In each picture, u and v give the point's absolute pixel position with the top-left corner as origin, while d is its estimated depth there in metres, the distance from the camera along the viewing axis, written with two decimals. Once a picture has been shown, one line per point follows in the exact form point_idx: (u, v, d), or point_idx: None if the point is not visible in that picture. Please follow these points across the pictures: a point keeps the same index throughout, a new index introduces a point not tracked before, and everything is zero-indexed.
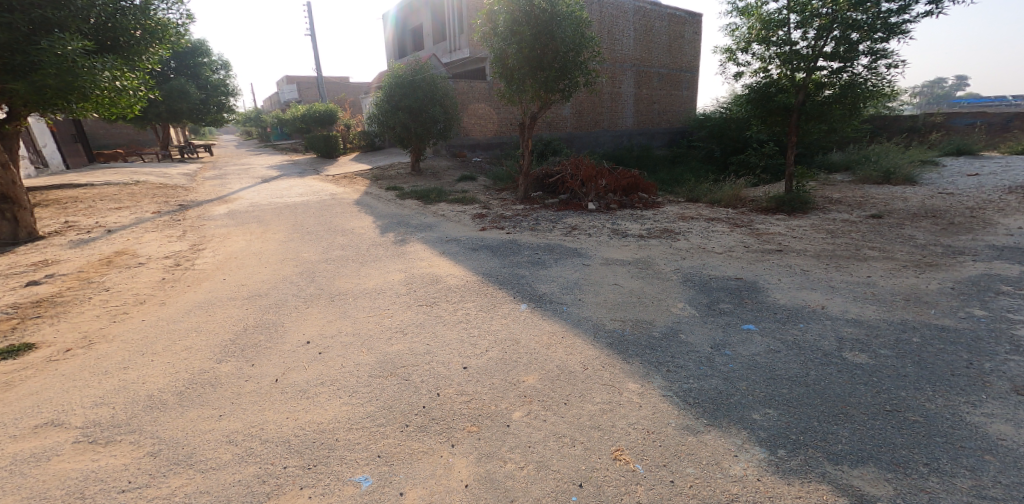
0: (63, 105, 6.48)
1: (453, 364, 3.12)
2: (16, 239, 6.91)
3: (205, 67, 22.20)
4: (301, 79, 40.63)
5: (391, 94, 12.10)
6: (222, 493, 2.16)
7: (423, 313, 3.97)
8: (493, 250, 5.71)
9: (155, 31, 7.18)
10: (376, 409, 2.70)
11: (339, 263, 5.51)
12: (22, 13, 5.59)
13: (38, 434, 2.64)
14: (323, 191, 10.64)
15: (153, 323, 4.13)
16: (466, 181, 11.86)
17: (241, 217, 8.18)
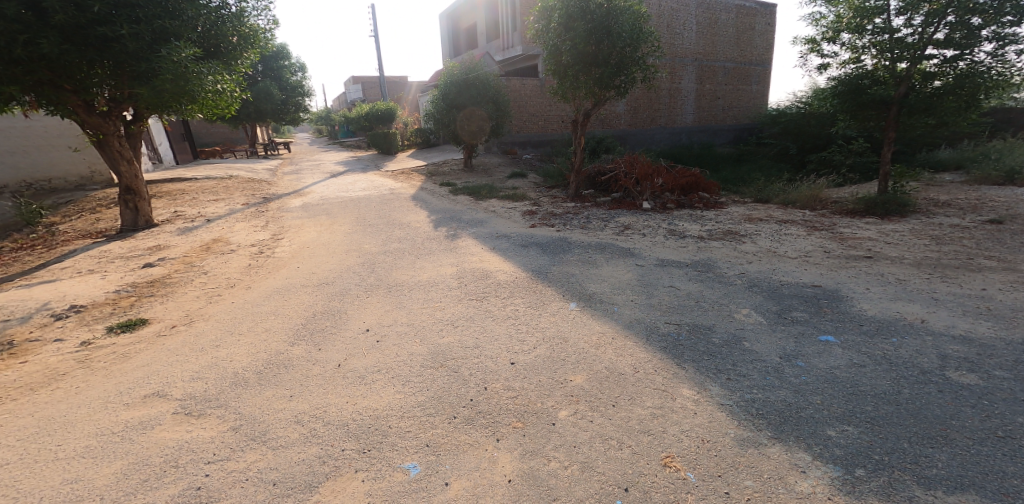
0: (177, 107, 7.20)
1: (500, 359, 3.15)
2: (136, 226, 7.82)
3: (286, 69, 23.69)
4: (365, 79, 42.40)
5: (445, 93, 12.35)
6: (288, 470, 2.29)
7: (474, 307, 4.03)
8: (542, 247, 5.70)
9: (250, 37, 7.70)
10: (427, 399, 2.78)
11: (397, 256, 5.72)
12: (146, 24, 6.08)
13: (147, 403, 2.94)
14: (384, 186, 11.06)
15: (239, 306, 4.50)
16: (518, 178, 11.91)
17: (312, 210, 8.67)
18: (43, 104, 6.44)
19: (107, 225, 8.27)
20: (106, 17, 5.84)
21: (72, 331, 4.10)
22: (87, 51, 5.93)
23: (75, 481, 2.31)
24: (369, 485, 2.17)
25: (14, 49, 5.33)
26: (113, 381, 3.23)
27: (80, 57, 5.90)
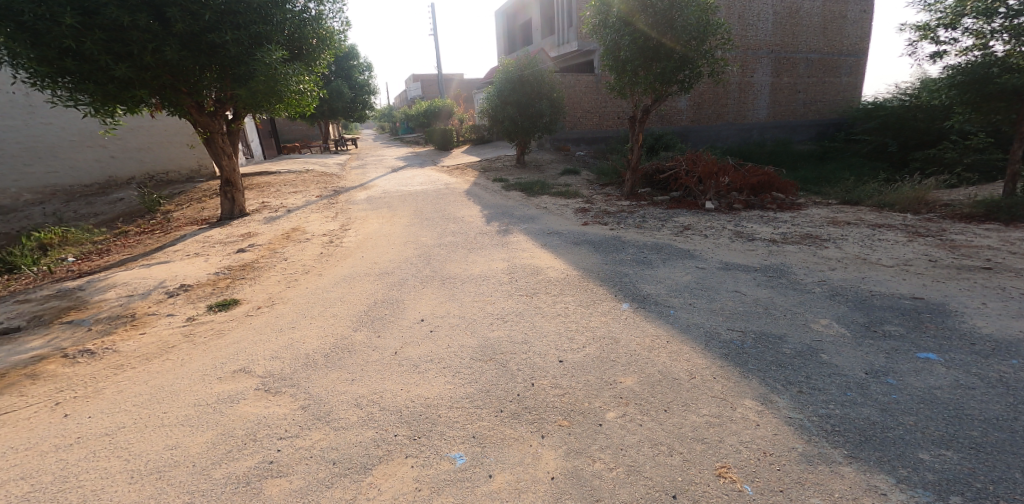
0: (266, 106, 7.71)
1: (548, 356, 3.15)
2: (233, 215, 8.46)
3: (354, 69, 24.84)
4: (426, 77, 43.47)
5: (499, 89, 12.43)
6: (346, 451, 2.40)
7: (523, 303, 4.05)
8: (595, 245, 5.63)
9: (327, 38, 8.12)
10: (475, 391, 2.83)
11: (450, 249, 5.85)
12: (245, 29, 6.60)
13: (234, 378, 3.20)
14: (440, 181, 11.34)
15: (312, 291, 4.80)
16: (571, 175, 11.79)
17: (376, 203, 9.04)
18: (163, 105, 7.17)
19: (206, 214, 9.05)
20: (215, 24, 6.36)
21: (178, 308, 4.57)
22: (200, 57, 6.52)
23: (175, 446, 2.53)
24: (417, 471, 2.24)
25: (145, 55, 5.99)
26: (207, 356, 3.55)
27: (194, 62, 6.51)
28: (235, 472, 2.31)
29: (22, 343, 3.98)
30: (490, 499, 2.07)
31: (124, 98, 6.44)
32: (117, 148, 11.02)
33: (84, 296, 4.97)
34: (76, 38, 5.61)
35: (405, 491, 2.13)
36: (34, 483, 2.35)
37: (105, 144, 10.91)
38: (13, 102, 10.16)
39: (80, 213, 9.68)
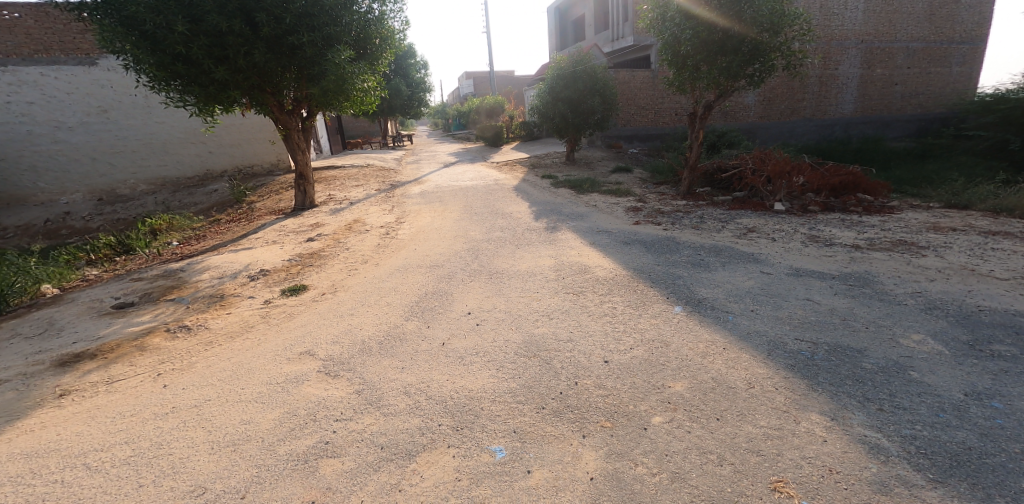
0: (335, 104, 8.07)
1: (594, 356, 3.11)
2: (304, 206, 8.94)
3: (411, 67, 25.52)
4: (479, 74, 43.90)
5: (552, 85, 12.34)
6: (393, 437, 2.50)
7: (570, 301, 4.03)
8: (647, 245, 5.49)
9: (388, 37, 8.32)
10: (518, 387, 2.85)
11: (498, 244, 5.90)
12: (318, 31, 7.01)
13: (299, 360, 3.40)
14: (489, 176, 11.46)
15: (369, 280, 5.01)
16: (623, 173, 11.55)
17: (428, 197, 9.27)
18: (252, 105, 7.66)
19: (280, 204, 9.63)
20: (294, 27, 6.83)
21: (257, 291, 4.92)
22: (282, 58, 7.00)
23: (249, 422, 2.71)
24: (458, 461, 2.29)
25: (238, 58, 6.54)
26: (277, 338, 3.79)
27: (277, 64, 7.01)
28: (296, 449, 2.44)
29: (130, 318, 4.44)
30: (527, 495, 2.07)
31: (221, 98, 7.04)
32: (214, 144, 12.18)
33: (179, 277, 5.47)
34: (184, 43, 6.23)
35: (446, 480, 2.18)
36: (134, 447, 2.56)
37: (205, 140, 12.10)
38: (133, 102, 11.41)
39: (179, 205, 10.70)
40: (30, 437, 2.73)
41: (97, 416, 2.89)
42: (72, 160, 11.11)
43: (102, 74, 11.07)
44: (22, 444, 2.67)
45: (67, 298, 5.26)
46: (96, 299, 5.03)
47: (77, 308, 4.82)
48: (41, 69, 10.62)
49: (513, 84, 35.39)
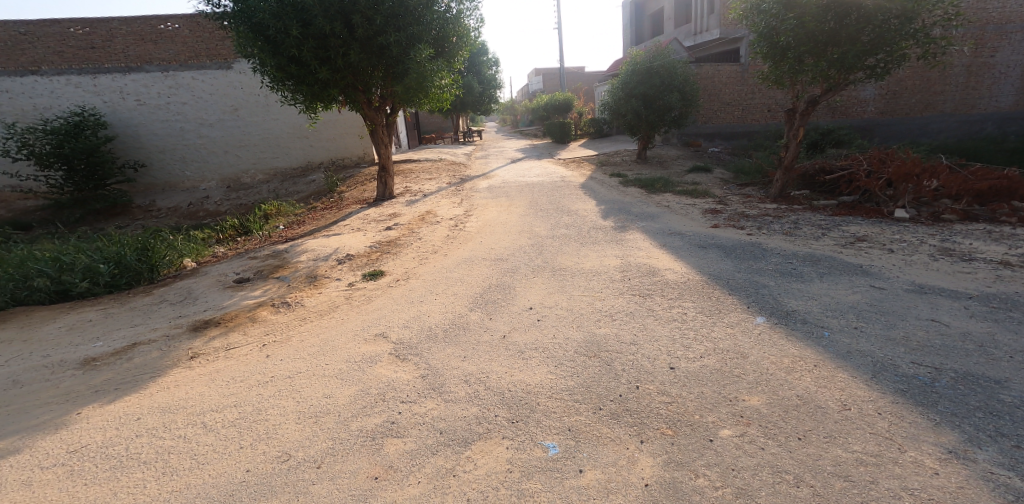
0: (416, 100, 8.37)
1: (659, 362, 3.01)
2: (383, 198, 9.42)
3: (484, 65, 25.96)
4: (550, 70, 43.80)
5: (626, 80, 12.01)
6: (452, 423, 2.58)
7: (634, 302, 3.94)
8: (726, 250, 5.21)
9: (465, 34, 8.43)
10: (576, 385, 2.82)
11: (563, 241, 5.86)
12: (404, 32, 7.37)
13: (375, 341, 3.61)
14: (556, 173, 11.42)
15: (438, 269, 5.20)
16: (699, 173, 11.02)
17: (495, 191, 9.42)
18: (346, 102, 8.22)
19: (364, 194, 10.21)
20: (383, 27, 7.25)
21: (343, 274, 5.30)
22: (372, 58, 7.45)
23: (329, 396, 2.92)
24: (512, 453, 2.32)
25: (337, 59, 7.12)
26: (355, 319, 4.05)
27: (368, 63, 7.47)
28: (366, 426, 2.60)
29: (244, 292, 4.93)
30: (577, 494, 2.05)
31: (324, 97, 7.69)
32: (315, 139, 13.10)
33: (283, 257, 6.02)
34: (297, 46, 6.92)
35: (498, 470, 2.22)
36: (239, 411, 2.83)
37: (308, 135, 13.06)
38: (257, 102, 12.74)
39: (286, 193, 11.95)
40: (159, 394, 3.10)
41: (214, 380, 3.23)
42: (211, 153, 12.87)
43: (236, 77, 12.51)
44: (159, 399, 3.03)
45: (199, 271, 5.97)
46: (222, 273, 5.64)
47: (207, 280, 5.44)
48: (192, 73, 12.31)
49: (584, 80, 34.93)
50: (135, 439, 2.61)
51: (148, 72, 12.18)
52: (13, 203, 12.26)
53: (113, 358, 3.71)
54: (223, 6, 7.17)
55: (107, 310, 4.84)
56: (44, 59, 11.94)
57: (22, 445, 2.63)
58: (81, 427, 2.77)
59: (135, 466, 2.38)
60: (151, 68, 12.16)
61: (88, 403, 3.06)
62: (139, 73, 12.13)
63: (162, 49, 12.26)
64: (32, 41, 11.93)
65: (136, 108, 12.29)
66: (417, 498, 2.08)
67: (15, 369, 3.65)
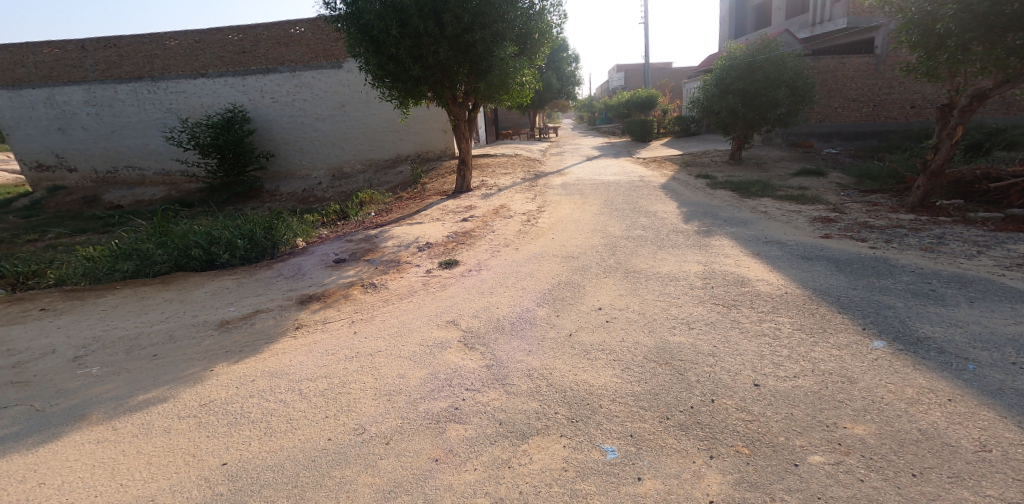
0: (497, 98, 8.47)
1: (742, 377, 2.82)
2: (460, 190, 9.71)
3: (565, 61, 25.75)
4: (631, 67, 42.76)
5: (723, 76, 11.28)
6: (512, 415, 2.61)
7: (716, 311, 3.72)
8: (837, 263, 4.69)
9: (547, 31, 8.34)
10: (643, 392, 2.73)
11: (638, 243, 5.67)
12: (486, 30, 7.54)
13: (446, 327, 3.76)
14: (633, 172, 11.07)
15: (509, 263, 5.27)
16: (808, 176, 10.12)
17: (569, 189, 9.35)
18: (434, 98, 8.54)
19: (445, 186, 10.60)
20: (470, 25, 7.47)
21: (422, 261, 5.55)
22: (458, 56, 7.69)
23: (402, 376, 3.08)
24: (568, 452, 2.29)
25: (428, 57, 7.47)
26: (430, 305, 4.23)
27: (455, 61, 7.73)
28: (433, 409, 2.71)
29: (340, 272, 5.35)
30: (633, 501, 1.99)
31: (415, 93, 8.08)
32: (403, 133, 13.80)
33: (373, 242, 6.42)
34: (395, 46, 7.40)
35: (553, 467, 2.21)
36: (328, 382, 3.08)
37: (399, 129, 13.81)
38: (359, 99, 13.65)
39: (378, 184, 12.77)
40: (266, 360, 3.46)
41: (311, 351, 3.55)
42: (323, 145, 14.10)
43: (345, 75, 13.46)
44: (268, 364, 3.39)
45: (306, 250, 6.55)
46: (325, 253, 6.14)
47: (312, 259, 5.95)
48: (313, 73, 13.47)
49: (671, 75, 33.32)
50: (248, 399, 2.93)
51: (281, 73, 13.49)
52: (182, 185, 14.52)
53: (241, 322, 4.21)
54: (338, 10, 7.80)
55: (233, 280, 5.47)
56: (211, 63, 13.58)
57: (168, 394, 3.05)
58: (211, 383, 3.17)
59: (244, 425, 2.66)
60: (283, 69, 13.45)
61: (220, 361, 3.50)
62: (276, 74, 13.50)
63: (292, 51, 13.38)
64: (203, 48, 13.51)
65: (271, 105, 13.75)
66: (471, 485, 2.13)
67: (171, 325, 4.25)
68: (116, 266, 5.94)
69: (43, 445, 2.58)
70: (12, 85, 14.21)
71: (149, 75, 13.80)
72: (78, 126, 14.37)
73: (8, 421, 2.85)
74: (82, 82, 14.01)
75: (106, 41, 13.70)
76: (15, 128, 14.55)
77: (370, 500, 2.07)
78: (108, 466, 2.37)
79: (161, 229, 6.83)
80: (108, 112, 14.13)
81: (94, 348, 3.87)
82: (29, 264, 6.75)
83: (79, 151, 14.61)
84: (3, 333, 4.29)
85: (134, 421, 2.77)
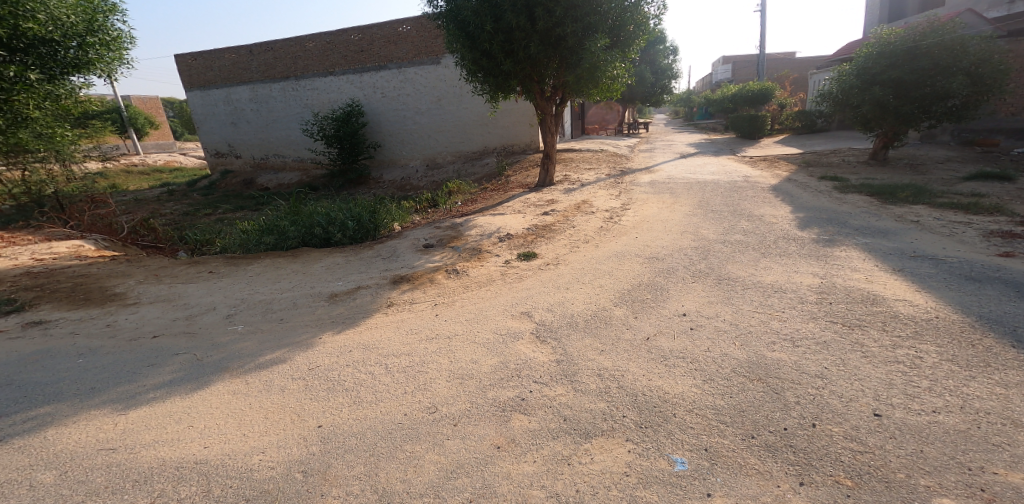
0: (585, 92, 8.33)
1: (858, 405, 2.50)
2: (545, 183, 9.70)
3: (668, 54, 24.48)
4: (742, 58, 39.63)
5: (866, 66, 9.92)
6: (579, 413, 2.58)
7: (832, 330, 3.33)
8: (1017, 287, 3.91)
9: (643, 23, 7.97)
10: (726, 406, 2.55)
11: (736, 249, 5.25)
12: (579, 23, 7.41)
13: (520, 318, 3.82)
14: (735, 172, 10.26)
15: (589, 259, 5.19)
16: (986, 181, 8.57)
17: (658, 187, 8.91)
18: (523, 93, 8.62)
19: (528, 179, 10.69)
20: (563, 19, 7.39)
21: (502, 251, 5.69)
22: (550, 50, 7.65)
23: (475, 361, 3.19)
24: (633, 457, 2.23)
25: (520, 51, 7.53)
26: (506, 295, 4.33)
27: (547, 55, 7.70)
28: (500, 397, 2.78)
29: (428, 257, 5.65)
30: None
31: (505, 87, 8.24)
32: (493, 126, 14.13)
33: (458, 230, 6.69)
34: (490, 41, 7.57)
35: (615, 469, 2.16)
36: (409, 359, 3.29)
37: (488, 123, 14.17)
38: (454, 93, 14.19)
39: (466, 174, 13.28)
40: (361, 333, 3.78)
41: (399, 328, 3.82)
42: (422, 137, 14.92)
43: (443, 70, 14.04)
44: (362, 337, 3.71)
45: (400, 234, 7.00)
46: (416, 238, 6.51)
47: (405, 243, 6.36)
48: (416, 69, 14.27)
49: (792, 67, 30.13)
50: (344, 368, 3.23)
51: (389, 69, 14.47)
52: (310, 171, 16.28)
53: (346, 296, 4.63)
54: (439, 7, 8.15)
55: (342, 257, 6.03)
56: (338, 62, 14.95)
57: (284, 357, 3.47)
58: (318, 350, 3.54)
59: (336, 392, 2.94)
60: (391, 65, 14.42)
61: (327, 330, 3.90)
62: (385, 70, 14.51)
63: (400, 48, 14.27)
64: (332, 48, 14.89)
65: (381, 99, 14.82)
66: (530, 476, 2.16)
67: (292, 294, 4.81)
68: (261, 239, 6.84)
69: (195, 391, 3.06)
70: (202, 85, 16.87)
71: (294, 74, 15.55)
72: (244, 120, 16.68)
73: (175, 365, 3.43)
74: (248, 82, 16.16)
75: (265, 46, 15.62)
76: (201, 121, 17.38)
77: (435, 477, 2.18)
78: (234, 416, 2.76)
79: (294, 209, 7.71)
80: (265, 108, 16.21)
81: (238, 309, 4.51)
82: (203, 233, 8.04)
83: (244, 141, 16.99)
84: (176, 289, 5.17)
85: (258, 377, 3.20)
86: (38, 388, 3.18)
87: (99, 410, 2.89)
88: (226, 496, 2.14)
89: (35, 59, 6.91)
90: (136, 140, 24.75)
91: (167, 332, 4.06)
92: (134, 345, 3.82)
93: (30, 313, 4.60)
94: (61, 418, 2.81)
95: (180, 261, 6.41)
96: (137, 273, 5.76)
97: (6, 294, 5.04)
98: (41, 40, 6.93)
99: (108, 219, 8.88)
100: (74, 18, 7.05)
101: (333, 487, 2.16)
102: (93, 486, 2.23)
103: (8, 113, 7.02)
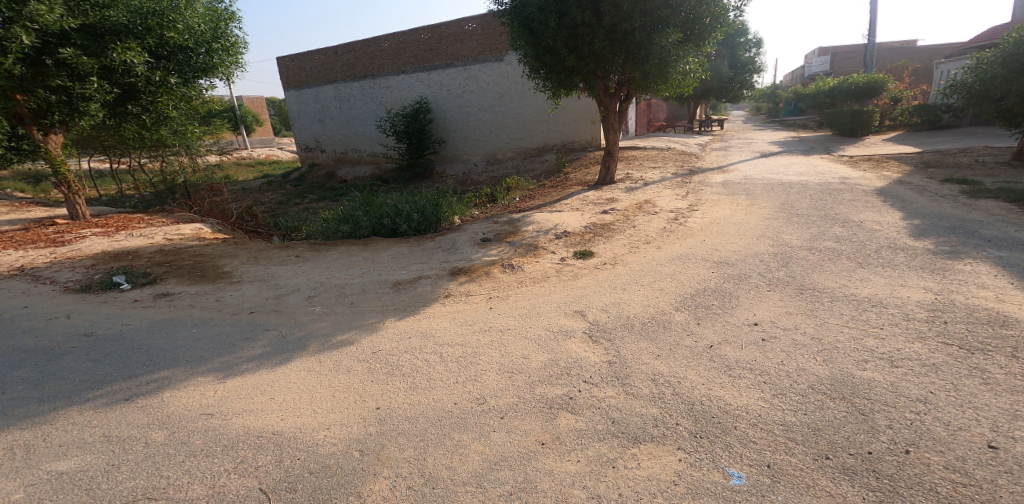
0: (654, 87, 8.00)
1: (968, 434, 2.19)
2: (608, 181, 9.45)
3: (741, 47, 23.46)
4: (847, 49, 35.92)
5: (1017, 52, 8.47)
6: (629, 417, 2.50)
7: (945, 354, 2.91)
8: None
9: (722, 14, 7.45)
10: (797, 423, 2.35)
11: (823, 257, 4.79)
12: (647, 16, 7.12)
13: (573, 316, 3.78)
14: (830, 172, 9.33)
15: (649, 261, 5.01)
16: None
17: (733, 188, 8.35)
18: (586, 89, 8.44)
19: (589, 177, 10.47)
20: (630, 13, 7.14)
21: (558, 248, 5.65)
22: (615, 45, 7.41)
23: (526, 357, 3.21)
24: (683, 467, 2.13)
25: (584, 47, 7.40)
26: (561, 292, 4.30)
27: (611, 50, 7.47)
28: (549, 394, 2.77)
29: (486, 251, 5.74)
30: None
31: (568, 84, 8.11)
32: (554, 123, 14.06)
33: (516, 225, 6.73)
34: (553, 37, 7.48)
35: (663, 478, 2.08)
36: (463, 349, 3.39)
37: (550, 119, 14.10)
38: (517, 89, 14.26)
39: (526, 171, 13.37)
40: (419, 321, 3.96)
41: (453, 318, 3.94)
42: (486, 133, 15.15)
43: (506, 67, 14.15)
44: (420, 325, 3.87)
45: (461, 228, 7.18)
46: (475, 232, 6.65)
47: (464, 236, 6.52)
48: (480, 66, 14.52)
49: (913, 56, 26.68)
50: (404, 353, 3.39)
51: (456, 67, 14.87)
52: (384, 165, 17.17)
53: (408, 285, 4.86)
54: (504, 4, 8.18)
55: (407, 247, 6.31)
56: (409, 61, 15.59)
57: (353, 338, 3.72)
58: (382, 334, 3.75)
59: (396, 377, 3.09)
60: (457, 64, 14.81)
61: (390, 316, 4.13)
62: (452, 68, 14.94)
63: (466, 46, 14.57)
64: (406, 47, 15.53)
65: (448, 96, 15.27)
66: (573, 475, 2.14)
67: (363, 280, 5.12)
68: (339, 227, 7.34)
69: (279, 365, 3.37)
70: (297, 85, 18.39)
71: (372, 74, 16.47)
72: (330, 117, 17.97)
73: (265, 339, 3.81)
74: (334, 82, 17.39)
75: (349, 46, 16.63)
76: (296, 119, 18.94)
77: (478, 467, 2.23)
78: (309, 393, 2.99)
79: (368, 200, 8.18)
80: (347, 106, 17.34)
81: (317, 291, 4.90)
82: (292, 221, 8.79)
83: (330, 137, 18.29)
84: (270, 270, 5.71)
85: (330, 356, 3.46)
86: (160, 353, 3.68)
87: (203, 378, 3.27)
88: (295, 466, 2.34)
89: (175, 64, 7.92)
90: (245, 136, 27.63)
91: (261, 309, 4.51)
92: (235, 318, 4.30)
93: (160, 285, 5.30)
94: (175, 382, 3.22)
95: (274, 244, 7.07)
96: (241, 254, 6.42)
97: (142, 267, 5.87)
98: (180, 47, 7.92)
99: (221, 206, 9.89)
100: (204, 26, 7.90)
101: (384, 468, 2.28)
102: (192, 447, 2.53)
103: (154, 112, 8.18)
